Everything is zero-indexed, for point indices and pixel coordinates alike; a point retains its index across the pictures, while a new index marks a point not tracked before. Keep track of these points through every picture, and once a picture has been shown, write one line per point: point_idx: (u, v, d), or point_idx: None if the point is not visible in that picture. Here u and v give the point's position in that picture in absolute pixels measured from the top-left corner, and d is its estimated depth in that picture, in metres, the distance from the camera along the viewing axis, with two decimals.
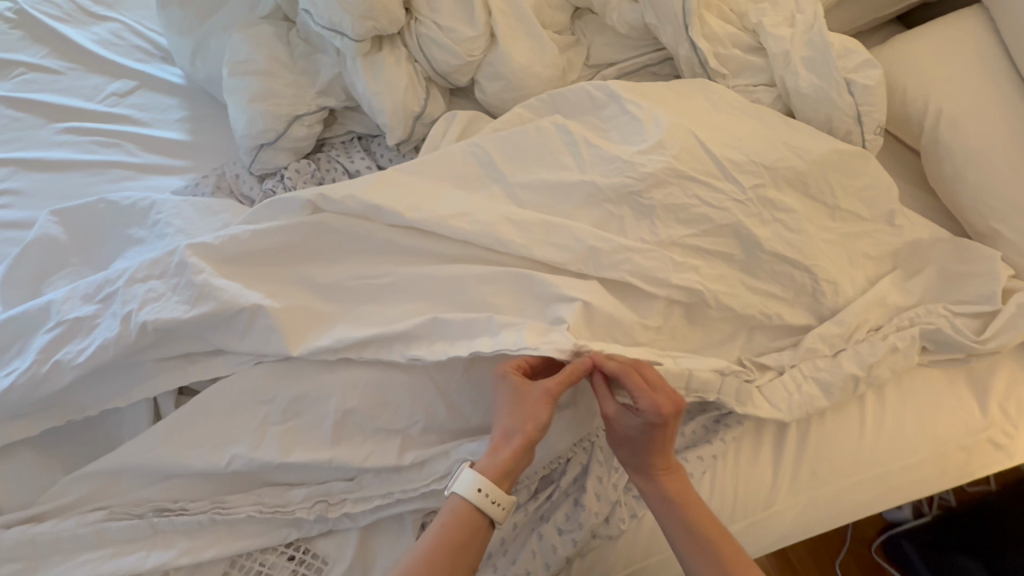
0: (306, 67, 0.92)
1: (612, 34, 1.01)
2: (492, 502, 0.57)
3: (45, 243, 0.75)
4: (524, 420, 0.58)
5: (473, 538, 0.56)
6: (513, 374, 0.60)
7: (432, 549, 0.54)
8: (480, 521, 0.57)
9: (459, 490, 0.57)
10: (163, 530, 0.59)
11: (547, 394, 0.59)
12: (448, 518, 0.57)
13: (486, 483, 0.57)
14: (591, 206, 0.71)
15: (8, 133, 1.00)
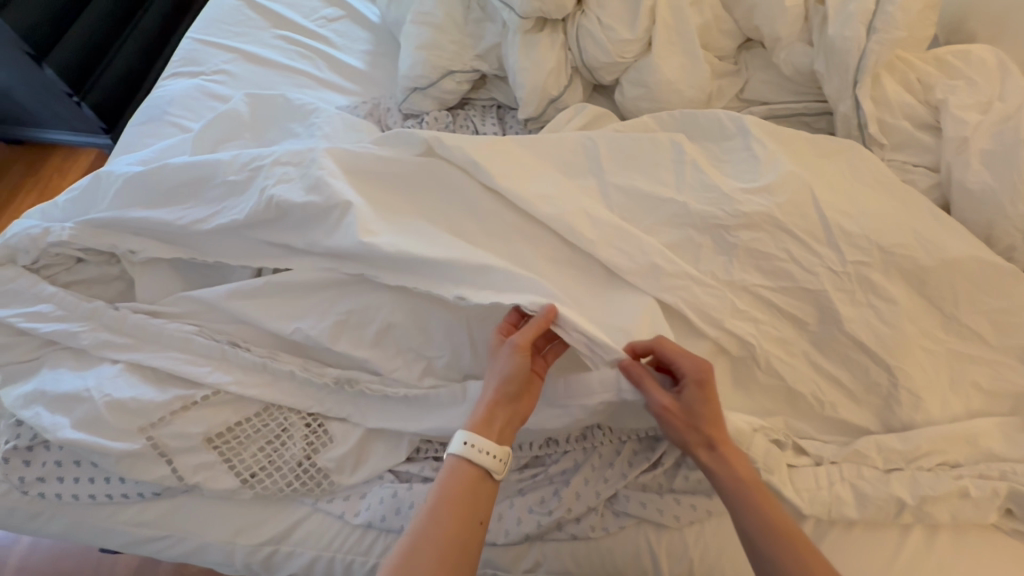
0: (473, 31, 1.01)
1: (776, 73, 0.97)
2: (483, 452, 0.59)
3: (231, 116, 0.93)
4: (497, 375, 0.62)
5: (475, 493, 0.59)
6: (497, 333, 0.65)
7: (439, 505, 0.57)
8: (476, 474, 0.59)
9: (451, 449, 0.60)
10: (229, 359, 0.72)
11: (515, 347, 0.62)
12: (446, 475, 0.59)
13: (474, 437, 0.60)
14: (674, 225, 0.70)
15: (242, 28, 1.24)
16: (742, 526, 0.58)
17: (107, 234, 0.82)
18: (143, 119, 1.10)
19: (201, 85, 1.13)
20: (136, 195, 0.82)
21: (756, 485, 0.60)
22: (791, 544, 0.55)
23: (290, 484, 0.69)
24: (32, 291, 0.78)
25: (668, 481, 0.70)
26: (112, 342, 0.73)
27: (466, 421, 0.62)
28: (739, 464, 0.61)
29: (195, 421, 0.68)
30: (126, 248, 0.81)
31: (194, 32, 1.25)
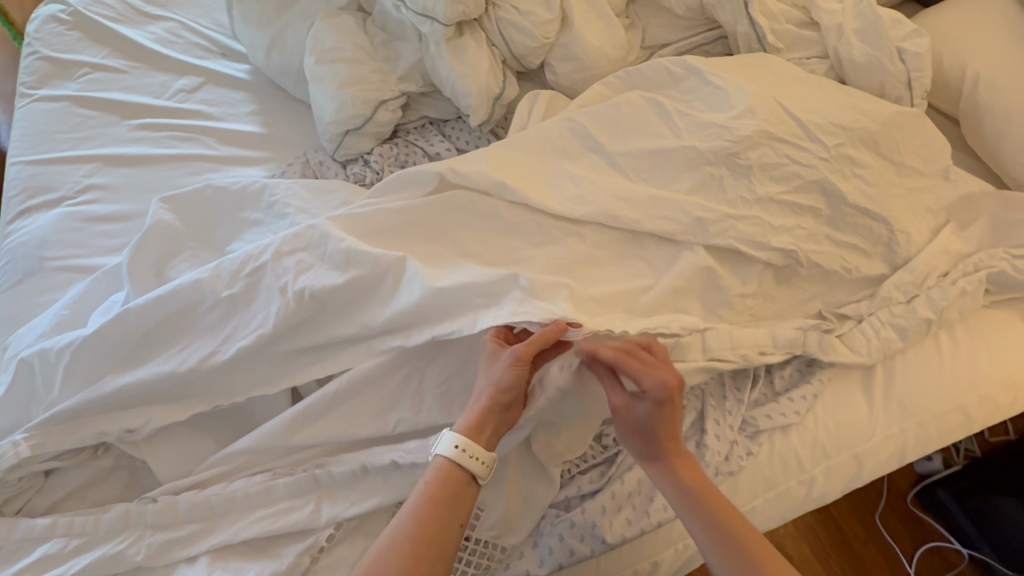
0: (386, 54, 0.96)
1: (668, 15, 1.06)
2: (470, 458, 0.56)
3: (160, 229, 0.76)
4: (488, 382, 0.59)
5: (457, 496, 0.55)
6: (494, 339, 0.62)
7: (420, 505, 0.54)
8: (460, 478, 0.56)
9: (439, 449, 0.57)
10: (326, 480, 0.62)
11: (516, 356, 0.59)
12: (431, 477, 0.56)
13: (463, 441, 0.56)
14: (690, 168, 0.76)
15: (84, 132, 1.01)
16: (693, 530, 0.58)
17: (83, 426, 0.64)
18: (12, 279, 0.86)
19: (71, 212, 0.91)
20: (102, 362, 0.65)
21: (714, 498, 0.58)
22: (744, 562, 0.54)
23: (464, 571, 0.63)
24: (10, 541, 0.59)
25: (770, 388, 0.78)
26: (175, 538, 0.59)
27: (454, 425, 0.58)
28: (679, 463, 0.61)
29: (336, 566, 0.60)
30: (120, 429, 0.64)
31: (17, 154, 0.99)
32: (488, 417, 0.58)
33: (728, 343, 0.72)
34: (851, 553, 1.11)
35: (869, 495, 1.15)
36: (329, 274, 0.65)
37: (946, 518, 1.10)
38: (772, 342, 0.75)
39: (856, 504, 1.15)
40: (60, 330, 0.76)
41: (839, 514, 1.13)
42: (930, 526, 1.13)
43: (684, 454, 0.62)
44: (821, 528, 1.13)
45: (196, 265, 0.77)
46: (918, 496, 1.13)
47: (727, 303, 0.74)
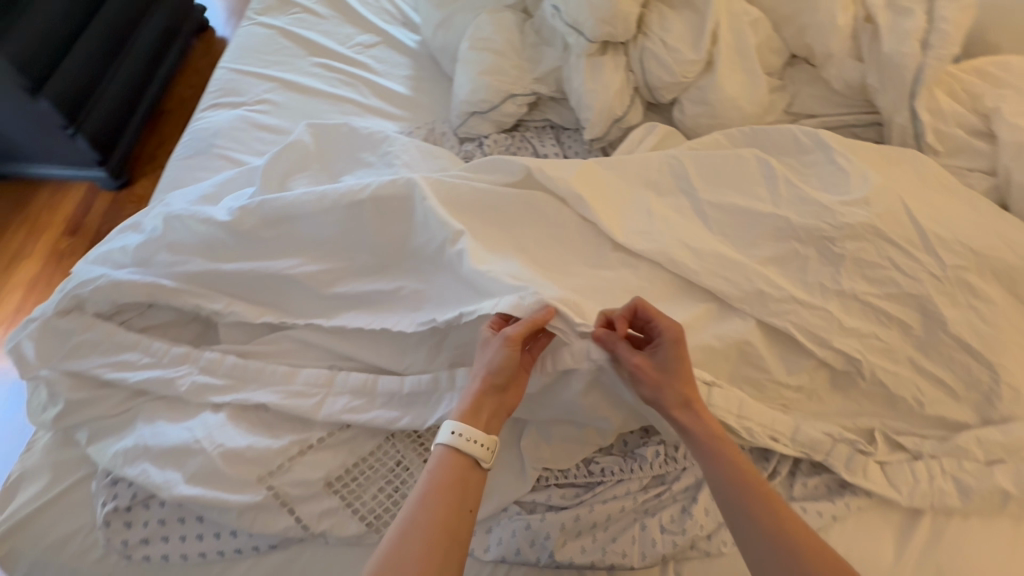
0: (531, 55, 1.03)
1: (823, 87, 1.01)
2: (474, 442, 0.59)
3: (297, 147, 0.91)
4: (484, 364, 0.62)
5: (463, 481, 0.58)
6: (490, 324, 0.65)
7: (428, 493, 0.56)
8: (464, 464, 0.59)
9: (441, 439, 0.60)
10: (337, 383, 0.70)
11: (507, 339, 0.62)
12: (435, 466, 0.59)
13: (462, 427, 0.60)
14: (776, 238, 0.73)
15: (277, 57, 1.22)
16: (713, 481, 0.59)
17: (188, 294, 0.79)
18: (187, 153, 1.06)
19: (245, 116, 1.10)
20: (221, 233, 0.81)
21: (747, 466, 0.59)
22: (778, 527, 0.55)
23: None
24: (109, 340, 0.74)
25: (786, 490, 0.72)
26: (212, 385, 0.71)
27: (453, 411, 0.61)
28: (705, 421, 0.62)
29: (314, 465, 0.66)
30: (210, 308, 0.78)
31: (226, 61, 1.22)
32: (483, 399, 0.62)
33: (740, 408, 0.68)
34: None
35: None
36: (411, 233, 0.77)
37: None
38: (788, 437, 0.71)
39: None
40: (202, 201, 0.93)
41: None
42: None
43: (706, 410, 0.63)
44: None
45: (311, 183, 0.90)
46: None
47: (764, 385, 0.71)
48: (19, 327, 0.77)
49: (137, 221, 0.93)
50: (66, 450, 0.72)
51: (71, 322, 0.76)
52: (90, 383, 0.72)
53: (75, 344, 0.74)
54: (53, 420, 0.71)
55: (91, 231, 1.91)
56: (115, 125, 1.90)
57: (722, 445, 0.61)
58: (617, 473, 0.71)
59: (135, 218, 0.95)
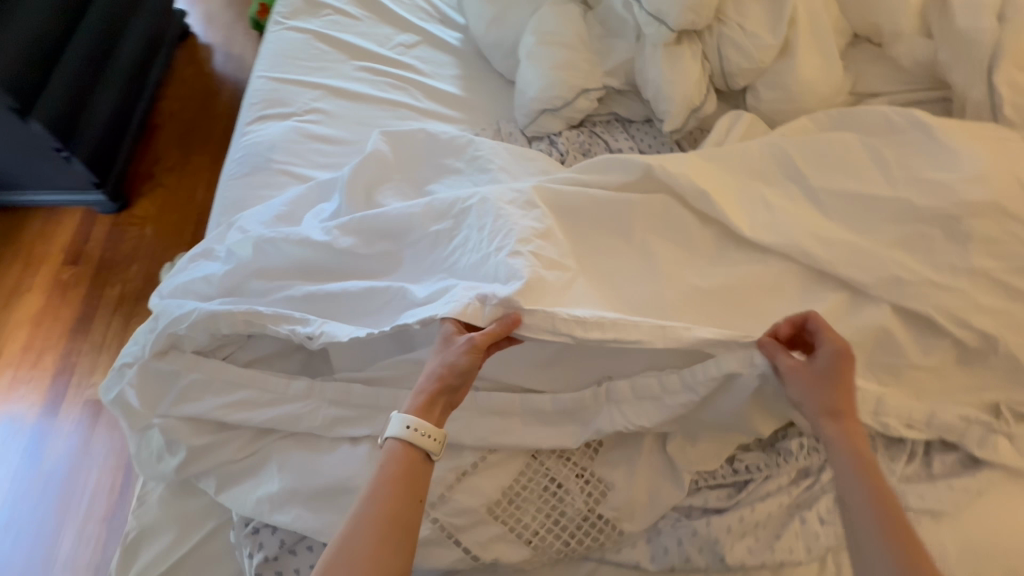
0: (599, 47, 1.00)
1: (888, 66, 1.01)
2: (424, 436, 0.57)
3: (377, 158, 0.86)
4: (440, 364, 0.60)
5: (416, 474, 0.57)
6: (453, 322, 0.62)
7: (377, 486, 0.55)
8: (414, 456, 0.57)
9: (390, 432, 0.58)
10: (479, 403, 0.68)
11: (472, 345, 0.60)
12: (387, 458, 0.57)
13: (413, 419, 0.57)
14: (899, 221, 0.73)
15: (317, 63, 1.16)
16: (854, 508, 0.56)
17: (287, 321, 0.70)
18: (243, 171, 1.00)
19: (298, 127, 1.04)
20: (319, 255, 0.76)
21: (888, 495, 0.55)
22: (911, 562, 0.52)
23: (582, 540, 0.65)
24: (220, 379, 0.69)
25: (925, 471, 0.73)
26: (345, 417, 0.67)
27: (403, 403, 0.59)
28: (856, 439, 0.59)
29: (474, 491, 0.65)
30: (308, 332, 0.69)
31: (262, 70, 1.15)
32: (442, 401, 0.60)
33: (876, 407, 0.70)
34: None
35: None
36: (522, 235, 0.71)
37: None
38: (922, 423, 0.71)
39: None
40: (278, 222, 0.88)
41: None
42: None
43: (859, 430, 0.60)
44: None
45: (399, 195, 0.86)
46: None
47: (900, 368, 0.71)
48: (116, 376, 0.73)
49: (209, 247, 0.87)
50: (191, 499, 0.68)
51: (171, 364, 0.70)
52: (209, 427, 0.68)
53: (183, 388, 0.69)
54: (175, 471, 0.67)
55: (93, 259, 1.79)
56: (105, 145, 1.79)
57: (873, 472, 0.57)
58: (763, 469, 0.71)
59: (203, 244, 0.89)
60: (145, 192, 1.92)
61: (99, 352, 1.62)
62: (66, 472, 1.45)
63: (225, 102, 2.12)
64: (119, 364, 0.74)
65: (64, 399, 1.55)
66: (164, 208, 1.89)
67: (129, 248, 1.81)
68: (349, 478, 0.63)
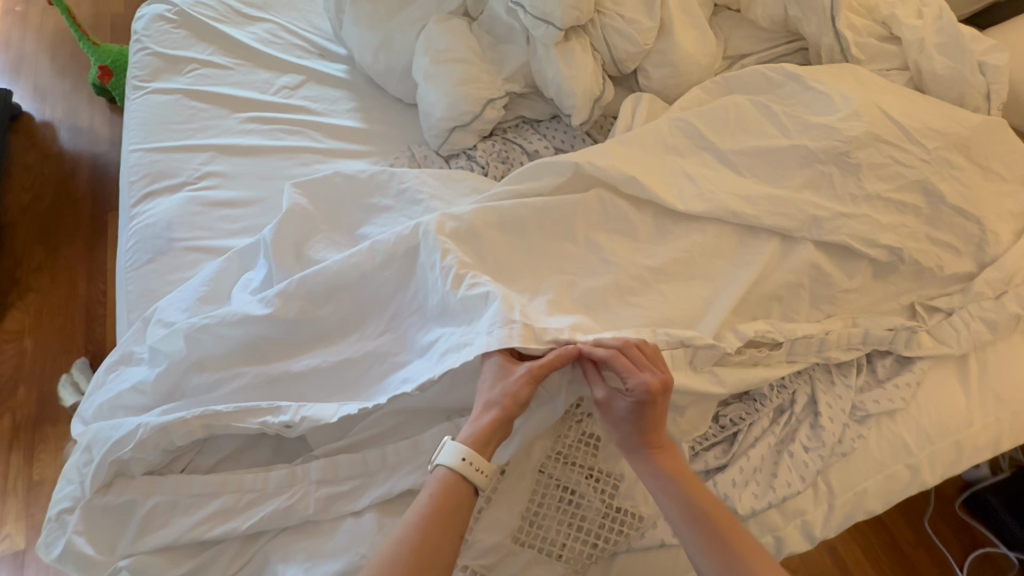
0: (493, 56, 1.02)
1: (750, 27, 1.11)
2: (476, 470, 0.58)
3: (298, 212, 0.81)
4: (504, 395, 0.60)
5: (462, 506, 0.57)
6: (503, 353, 0.63)
7: (423, 516, 0.55)
8: (464, 489, 0.58)
9: (444, 461, 0.58)
10: None
11: (531, 375, 0.61)
12: (437, 487, 0.58)
13: (469, 452, 0.58)
14: (801, 166, 0.81)
15: (198, 123, 1.07)
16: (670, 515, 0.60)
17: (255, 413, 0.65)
18: (143, 258, 0.89)
19: (194, 196, 0.95)
20: (263, 329, 0.70)
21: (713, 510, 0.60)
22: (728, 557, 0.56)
23: (607, 538, 0.66)
24: (186, 495, 0.63)
25: (873, 376, 0.81)
26: (339, 494, 0.63)
27: (463, 434, 0.60)
28: (669, 461, 0.63)
29: (493, 525, 0.64)
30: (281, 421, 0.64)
31: (134, 142, 1.04)
32: (498, 433, 0.61)
33: (821, 344, 0.78)
34: (901, 555, 1.15)
35: (918, 501, 1.20)
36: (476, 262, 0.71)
37: (997, 524, 1.14)
38: (861, 341, 0.80)
39: (907, 511, 1.19)
40: (202, 304, 0.80)
41: (890, 519, 1.18)
42: (977, 530, 1.17)
43: (667, 448, 0.64)
44: (873, 535, 1.17)
45: (331, 245, 0.81)
46: (965, 501, 1.18)
47: (832, 297, 0.79)
48: (53, 528, 0.62)
49: (127, 351, 0.78)
50: None
51: (123, 495, 0.62)
52: (188, 551, 0.62)
53: (145, 519, 0.61)
54: None
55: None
56: None
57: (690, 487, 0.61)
58: (747, 418, 0.75)
59: (118, 349, 0.79)
60: (13, 302, 1.67)
61: (3, 498, 1.39)
62: None
63: (85, 182, 1.89)
64: (52, 513, 0.63)
65: None
66: (42, 315, 1.65)
67: (9, 370, 1.56)
68: (364, 554, 0.60)
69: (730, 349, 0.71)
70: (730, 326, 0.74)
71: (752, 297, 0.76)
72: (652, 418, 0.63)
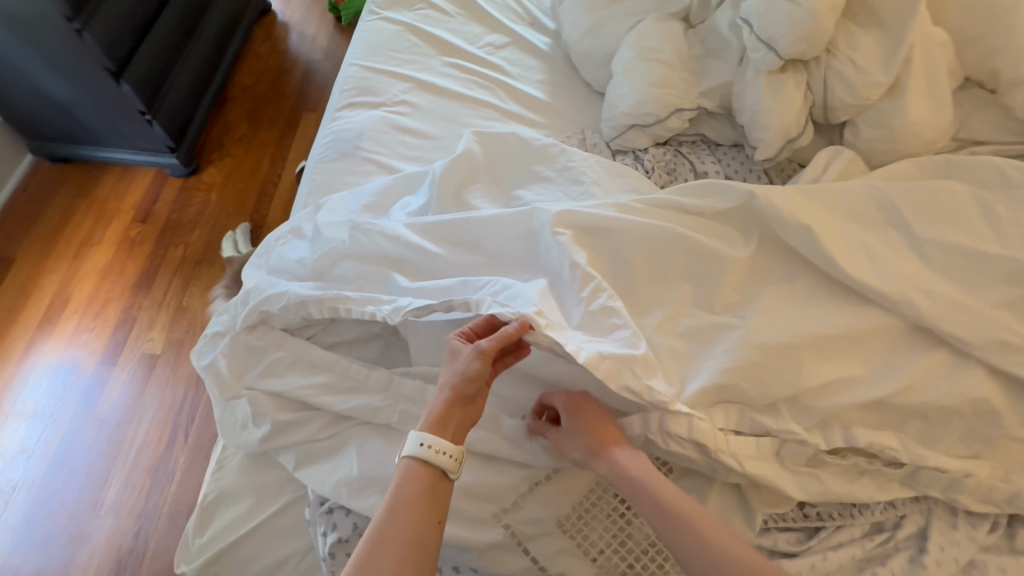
0: (696, 67, 0.99)
1: (998, 114, 0.97)
2: (442, 454, 0.58)
3: (468, 157, 0.87)
4: (453, 374, 0.62)
5: (431, 493, 0.57)
6: (463, 335, 0.65)
7: (396, 505, 0.56)
8: (432, 474, 0.58)
9: (408, 449, 0.58)
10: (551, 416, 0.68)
11: (479, 353, 0.62)
12: (404, 477, 0.58)
13: (428, 437, 0.58)
14: (1009, 282, 0.70)
15: (409, 55, 1.18)
16: None
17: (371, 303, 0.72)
18: (331, 155, 1.02)
19: (387, 117, 1.06)
20: (408, 252, 0.77)
21: None
22: None
23: (644, 565, 0.65)
24: (305, 359, 0.72)
25: (1007, 542, 0.69)
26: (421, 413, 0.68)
27: (422, 420, 0.60)
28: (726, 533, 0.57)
29: (544, 502, 0.65)
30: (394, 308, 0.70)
31: (355, 57, 1.18)
32: (456, 416, 0.61)
33: (953, 485, 0.67)
34: None
35: None
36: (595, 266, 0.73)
37: None
38: (1008, 503, 0.67)
39: None
40: (365, 211, 0.89)
41: None
42: None
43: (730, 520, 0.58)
44: None
45: (486, 197, 0.86)
46: None
47: (993, 441, 0.68)
48: (206, 343, 0.75)
49: (298, 226, 0.90)
50: (270, 470, 0.71)
51: (261, 339, 0.73)
52: (292, 404, 0.71)
53: (268, 364, 0.72)
54: (258, 442, 0.69)
55: (160, 220, 1.87)
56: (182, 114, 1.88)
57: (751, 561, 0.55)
58: (837, 519, 0.69)
59: (291, 222, 0.92)
60: (212, 160, 1.99)
61: (158, 308, 1.69)
62: (118, 420, 1.53)
63: (295, 81, 2.18)
64: (209, 330, 0.76)
65: (123, 350, 1.63)
66: (229, 178, 1.96)
67: (194, 213, 1.88)
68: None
69: (826, 447, 0.66)
70: (844, 423, 0.67)
71: (896, 403, 0.67)
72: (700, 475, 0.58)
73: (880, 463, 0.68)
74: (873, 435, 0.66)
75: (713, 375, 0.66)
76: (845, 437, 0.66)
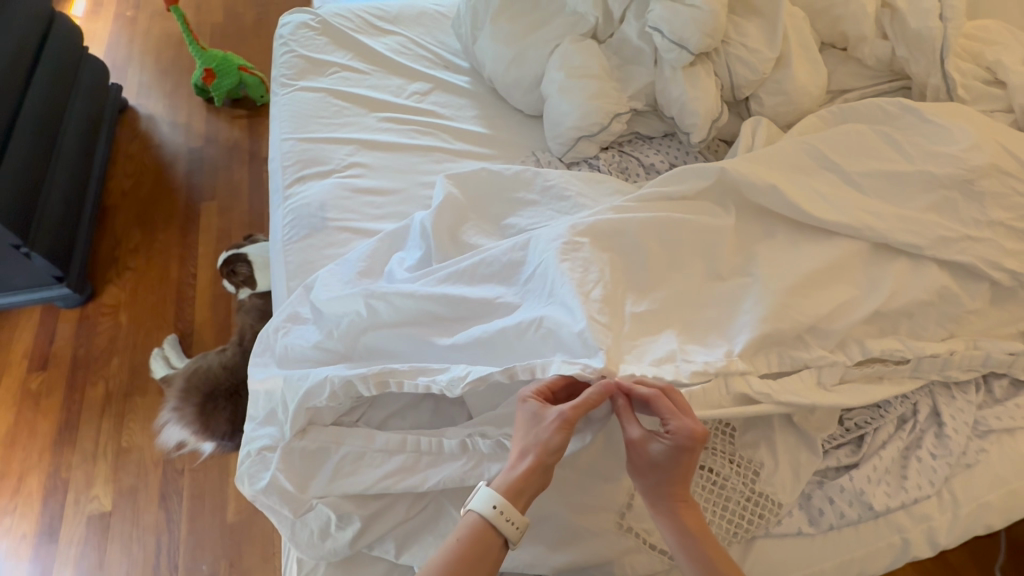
0: (620, 75, 1.11)
1: (854, 65, 1.18)
2: (506, 521, 0.57)
3: (452, 201, 0.89)
4: (537, 442, 0.60)
5: (486, 555, 0.56)
6: (536, 397, 0.63)
7: (446, 564, 0.55)
8: (492, 537, 0.57)
9: (478, 505, 0.58)
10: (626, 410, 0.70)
11: (564, 418, 0.60)
12: (464, 532, 0.57)
13: (502, 502, 0.57)
14: (926, 190, 0.87)
15: (342, 119, 1.17)
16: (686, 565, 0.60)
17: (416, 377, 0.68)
18: (300, 234, 0.99)
19: (343, 183, 1.04)
20: (434, 306, 0.75)
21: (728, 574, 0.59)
22: None
23: (750, 518, 0.71)
24: (370, 447, 0.68)
25: (991, 395, 0.84)
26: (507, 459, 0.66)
27: (497, 479, 0.59)
28: (689, 516, 0.61)
29: None
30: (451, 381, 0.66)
31: (286, 132, 1.14)
32: (535, 482, 0.59)
33: (944, 364, 0.81)
34: None
35: None
36: (615, 272, 0.75)
37: None
38: (983, 364, 0.82)
39: None
40: (361, 278, 0.87)
41: None
42: None
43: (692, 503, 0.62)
44: None
45: (481, 232, 0.89)
46: None
47: (957, 318, 0.83)
48: (254, 462, 0.69)
49: (294, 311, 0.85)
50: (368, 567, 0.68)
51: (314, 442, 0.68)
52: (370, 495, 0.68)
53: (337, 465, 0.67)
54: (348, 545, 0.66)
55: (65, 359, 1.61)
56: (65, 238, 1.66)
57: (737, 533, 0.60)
58: (872, 423, 0.79)
59: (283, 310, 0.87)
60: (110, 279, 1.76)
61: (93, 459, 1.44)
62: None
63: (184, 173, 2.02)
64: (252, 449, 0.70)
65: (63, 522, 1.36)
66: (137, 293, 1.74)
67: (104, 341, 1.64)
68: (542, 506, 0.66)
69: (851, 361, 0.77)
70: (857, 339, 0.79)
71: (886, 311, 0.80)
72: (683, 470, 0.60)
73: (893, 365, 0.80)
74: (880, 343, 0.79)
75: (755, 326, 0.73)
76: (863, 350, 0.78)
